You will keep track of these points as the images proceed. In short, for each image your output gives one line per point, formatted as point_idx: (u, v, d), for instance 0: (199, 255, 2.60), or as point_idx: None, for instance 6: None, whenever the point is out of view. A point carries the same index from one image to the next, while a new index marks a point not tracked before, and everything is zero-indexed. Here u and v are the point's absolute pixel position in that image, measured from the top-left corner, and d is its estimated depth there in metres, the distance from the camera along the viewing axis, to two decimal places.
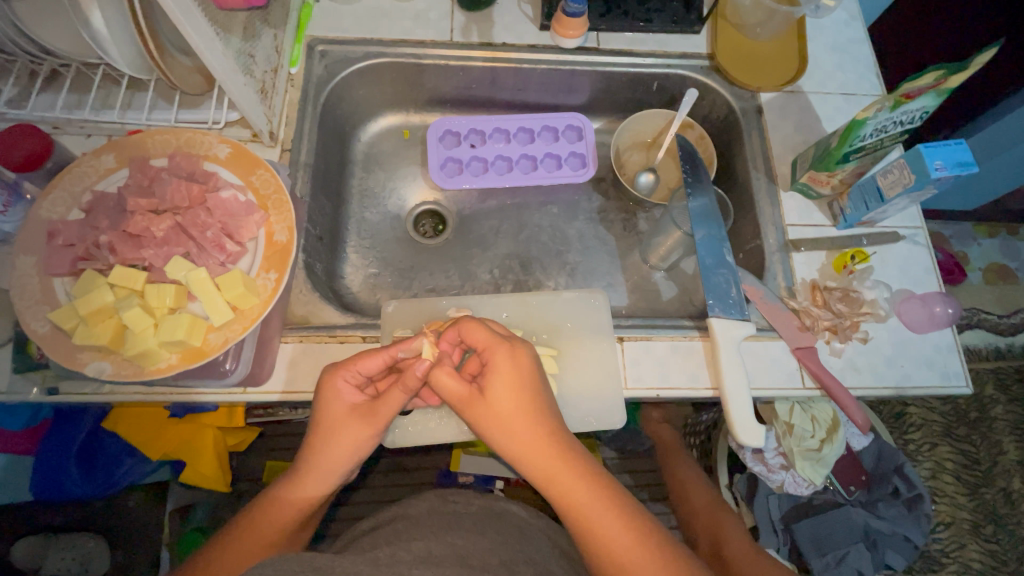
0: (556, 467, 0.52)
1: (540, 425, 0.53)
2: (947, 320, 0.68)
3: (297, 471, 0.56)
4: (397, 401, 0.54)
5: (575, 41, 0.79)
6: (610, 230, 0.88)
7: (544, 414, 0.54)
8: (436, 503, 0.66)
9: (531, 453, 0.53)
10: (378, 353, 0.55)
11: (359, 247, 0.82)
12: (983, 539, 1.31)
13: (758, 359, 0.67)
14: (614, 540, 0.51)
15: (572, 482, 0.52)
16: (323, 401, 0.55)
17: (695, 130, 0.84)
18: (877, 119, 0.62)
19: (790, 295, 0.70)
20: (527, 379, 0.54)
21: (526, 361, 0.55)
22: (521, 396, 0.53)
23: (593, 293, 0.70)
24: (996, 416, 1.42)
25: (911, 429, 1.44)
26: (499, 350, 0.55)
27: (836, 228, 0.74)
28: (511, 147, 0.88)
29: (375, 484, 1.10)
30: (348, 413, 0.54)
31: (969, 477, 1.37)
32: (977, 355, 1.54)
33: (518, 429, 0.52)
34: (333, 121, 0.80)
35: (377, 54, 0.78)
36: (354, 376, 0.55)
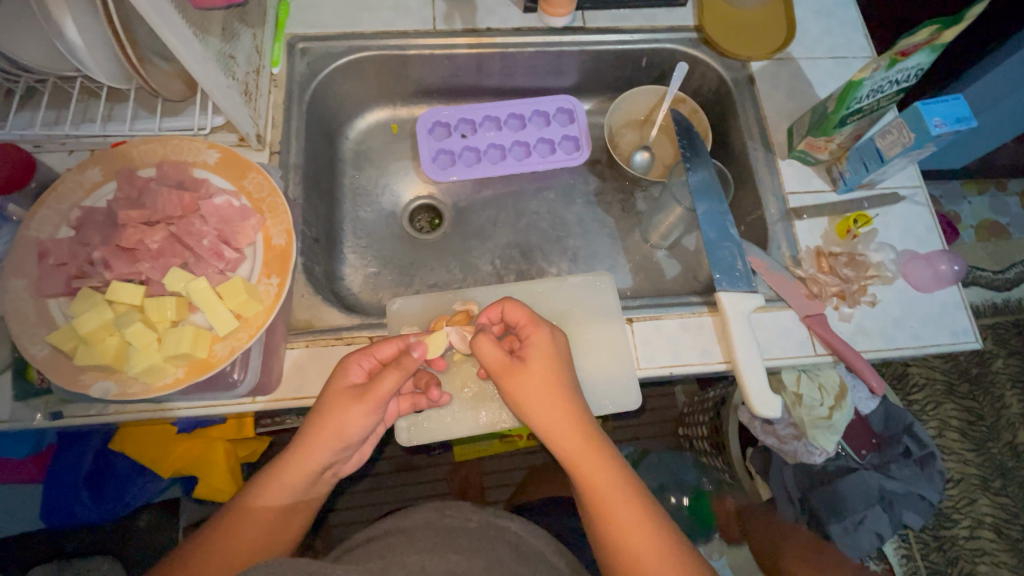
0: (580, 440, 0.52)
1: (569, 401, 0.53)
2: (954, 277, 0.68)
3: (289, 461, 0.54)
4: (391, 380, 0.53)
5: (563, 20, 0.79)
6: (608, 212, 0.87)
7: (571, 389, 0.54)
8: (434, 516, 0.64)
9: (555, 426, 0.53)
10: (391, 342, 0.60)
11: (356, 247, 0.80)
12: (992, 492, 1.34)
13: (767, 329, 0.67)
14: (625, 517, 0.50)
15: (595, 458, 0.52)
16: (337, 388, 0.55)
17: (687, 104, 0.82)
18: (873, 79, 0.61)
19: (795, 264, 0.70)
20: (559, 359, 0.55)
21: (560, 344, 0.57)
22: (554, 372, 0.54)
23: (598, 275, 0.69)
24: (998, 369, 1.44)
25: (914, 389, 1.45)
26: (538, 330, 0.56)
27: (836, 192, 0.74)
28: (503, 135, 0.86)
29: (387, 485, 1.13)
30: (347, 392, 0.54)
31: (976, 433, 1.39)
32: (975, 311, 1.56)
33: (546, 404, 0.53)
34: (320, 119, 0.78)
35: (359, 47, 0.77)
36: (366, 362, 0.58)
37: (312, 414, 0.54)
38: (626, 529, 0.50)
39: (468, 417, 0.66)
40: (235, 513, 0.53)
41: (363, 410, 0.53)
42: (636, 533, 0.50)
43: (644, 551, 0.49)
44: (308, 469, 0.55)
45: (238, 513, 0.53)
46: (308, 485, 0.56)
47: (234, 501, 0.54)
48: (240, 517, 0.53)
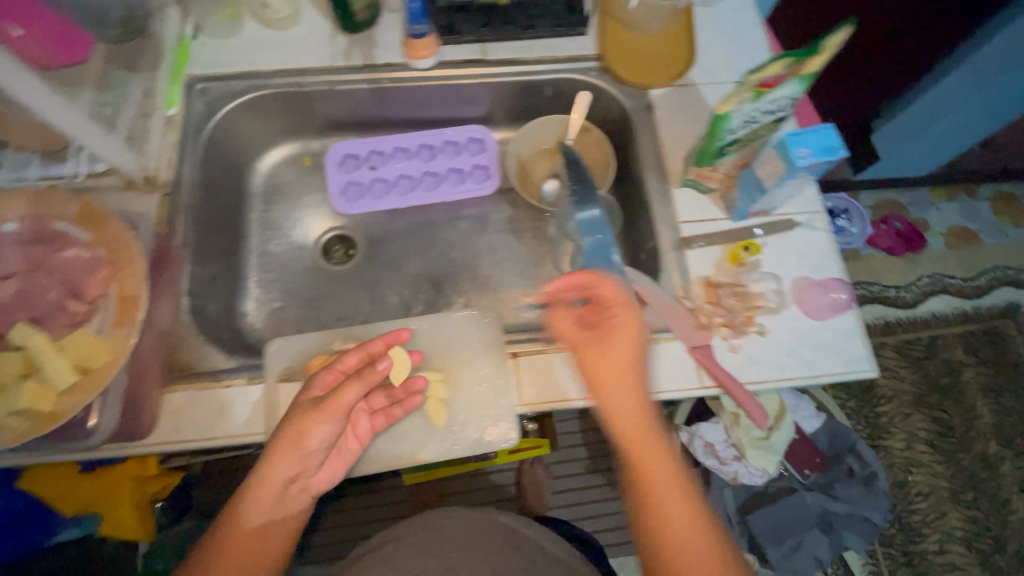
0: (638, 438, 0.55)
1: (634, 390, 0.56)
2: (846, 304, 0.67)
3: (257, 478, 0.55)
4: (352, 391, 0.54)
5: (429, 62, 0.79)
6: (521, 239, 0.87)
7: (642, 379, 0.57)
8: (426, 519, 0.82)
9: (642, 425, 0.56)
10: (354, 350, 0.60)
11: (262, 282, 0.80)
12: (962, 506, 1.37)
13: (654, 361, 0.66)
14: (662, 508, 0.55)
15: (648, 453, 0.55)
16: (295, 398, 0.57)
17: (592, 134, 0.84)
18: (741, 111, 0.60)
19: (686, 294, 0.69)
20: (638, 350, 0.57)
21: (636, 336, 0.57)
22: (631, 376, 0.56)
23: (483, 311, 0.69)
24: (967, 381, 1.47)
25: (881, 401, 1.45)
26: (624, 313, 0.58)
27: (730, 220, 0.72)
28: (413, 165, 0.86)
29: (349, 509, 1.25)
30: (305, 403, 0.55)
31: (943, 444, 1.42)
32: (946, 320, 1.52)
33: (624, 388, 0.56)
34: (225, 157, 0.79)
35: (259, 86, 0.77)
36: (329, 375, 0.58)
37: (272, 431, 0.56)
38: (665, 517, 0.55)
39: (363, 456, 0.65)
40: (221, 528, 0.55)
41: (321, 422, 0.54)
42: (673, 521, 0.54)
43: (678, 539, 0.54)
44: (273, 482, 0.56)
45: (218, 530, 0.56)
46: (278, 499, 0.57)
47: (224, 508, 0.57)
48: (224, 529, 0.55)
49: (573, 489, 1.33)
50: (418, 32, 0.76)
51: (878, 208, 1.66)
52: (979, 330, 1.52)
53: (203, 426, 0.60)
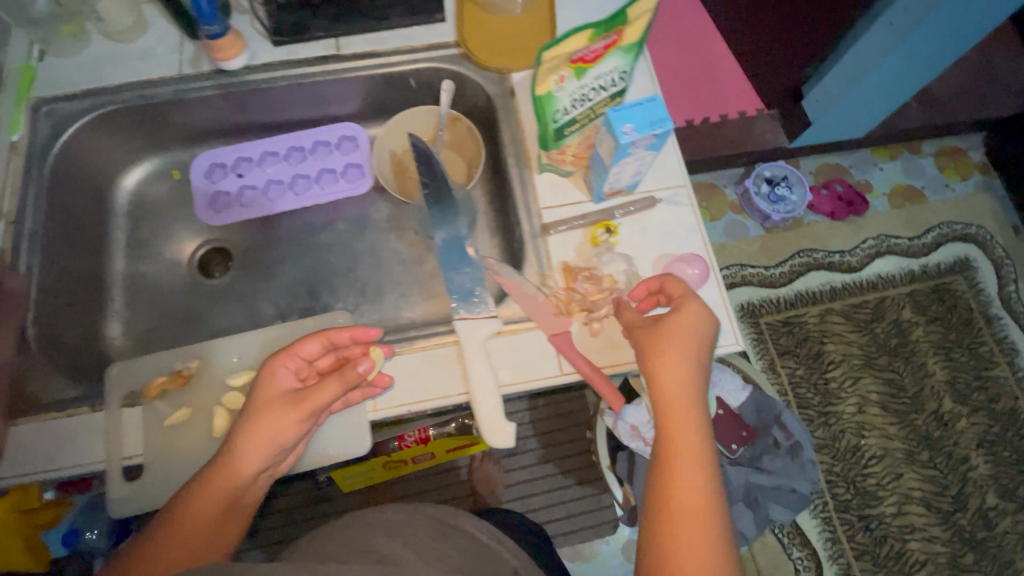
0: (679, 405, 0.55)
1: (688, 367, 0.56)
2: (702, 279, 0.66)
3: (219, 465, 0.54)
4: (330, 390, 0.55)
5: (241, 61, 0.75)
6: (401, 238, 0.85)
7: (698, 361, 0.56)
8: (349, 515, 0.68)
9: (677, 396, 0.55)
10: (315, 338, 0.60)
11: (131, 303, 0.79)
12: (919, 466, 1.36)
13: (513, 352, 0.65)
14: (688, 479, 0.52)
15: (685, 421, 0.54)
16: (265, 382, 0.57)
17: (461, 123, 0.81)
18: (566, 90, 0.58)
19: (545, 281, 0.68)
20: (705, 333, 0.58)
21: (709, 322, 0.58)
22: (695, 352, 0.57)
23: (335, 313, 0.70)
24: (918, 339, 1.46)
25: (830, 367, 1.43)
26: (692, 302, 0.59)
27: (592, 202, 0.71)
28: (284, 169, 0.85)
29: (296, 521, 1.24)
30: (279, 397, 0.55)
31: (892, 406, 1.41)
32: (892, 280, 1.51)
33: (675, 363, 0.56)
34: (81, 178, 0.77)
35: (105, 102, 0.75)
36: (291, 364, 0.58)
37: (240, 422, 0.55)
38: (677, 489, 0.51)
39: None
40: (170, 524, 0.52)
41: (297, 417, 0.54)
42: (684, 492, 0.51)
43: (684, 512, 0.50)
44: (235, 476, 0.54)
45: (167, 523, 0.52)
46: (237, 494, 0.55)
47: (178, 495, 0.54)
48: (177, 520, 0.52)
49: (522, 481, 1.32)
50: (216, 32, 0.70)
51: (818, 175, 1.60)
52: (928, 288, 1.50)
53: (46, 455, 0.59)
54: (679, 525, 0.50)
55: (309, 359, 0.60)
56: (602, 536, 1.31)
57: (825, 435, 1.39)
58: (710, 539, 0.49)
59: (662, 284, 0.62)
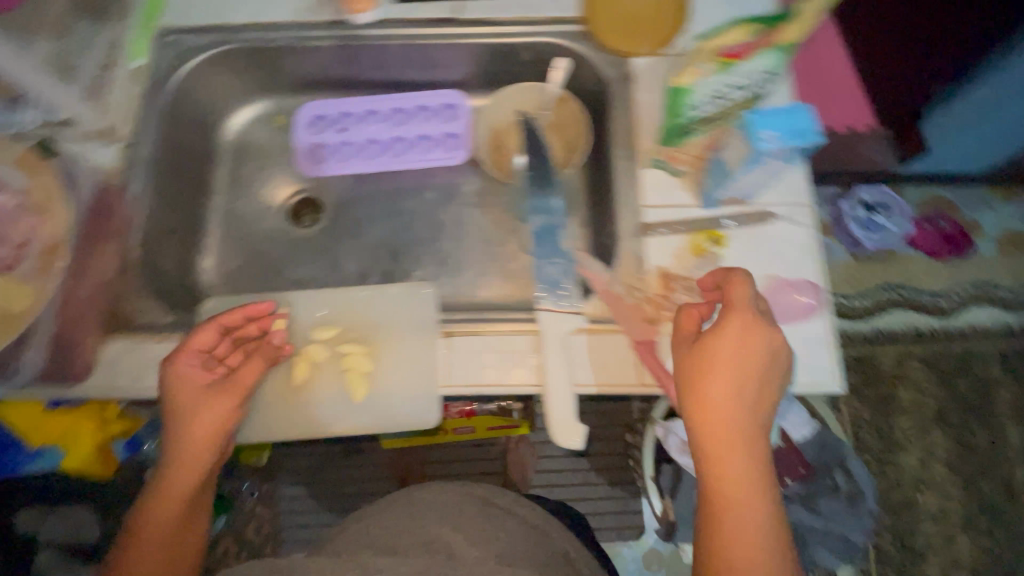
0: (730, 432, 0.50)
1: (740, 393, 0.51)
2: (813, 308, 0.62)
3: (173, 471, 0.56)
4: (254, 368, 0.61)
5: (370, 15, 0.76)
6: (487, 214, 0.83)
7: (750, 382, 0.51)
8: (404, 497, 0.74)
9: (724, 413, 0.51)
10: (210, 327, 0.59)
11: (225, 240, 0.81)
12: (977, 534, 1.26)
13: (593, 352, 0.61)
14: (739, 494, 0.49)
15: (733, 450, 0.50)
16: (176, 387, 0.57)
17: (570, 104, 0.78)
18: (706, 84, 0.54)
19: (638, 285, 0.64)
20: (758, 350, 0.52)
21: (766, 337, 0.52)
22: (746, 371, 0.51)
23: (420, 286, 0.66)
24: (999, 400, 1.33)
25: (903, 416, 1.32)
26: (735, 314, 0.53)
27: (701, 206, 0.66)
28: (383, 130, 0.84)
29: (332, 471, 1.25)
30: (202, 392, 0.57)
31: (959, 464, 1.30)
32: (983, 332, 1.37)
33: (726, 391, 0.51)
34: (192, 112, 0.79)
35: (226, 40, 0.76)
36: (194, 359, 0.58)
37: (175, 425, 0.56)
38: (728, 503, 0.50)
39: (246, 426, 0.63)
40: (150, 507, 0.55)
41: (236, 399, 0.59)
42: (737, 510, 0.49)
43: (738, 525, 0.49)
44: (190, 474, 0.56)
45: (141, 526, 0.55)
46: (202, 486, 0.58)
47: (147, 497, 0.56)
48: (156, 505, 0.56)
49: (551, 470, 1.30)
50: None
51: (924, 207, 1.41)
52: (1013, 347, 1.36)
53: (134, 377, 0.61)
54: (738, 541, 0.48)
55: (208, 351, 0.60)
56: (623, 539, 1.27)
57: (879, 483, 1.29)
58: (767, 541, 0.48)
59: (727, 282, 0.56)
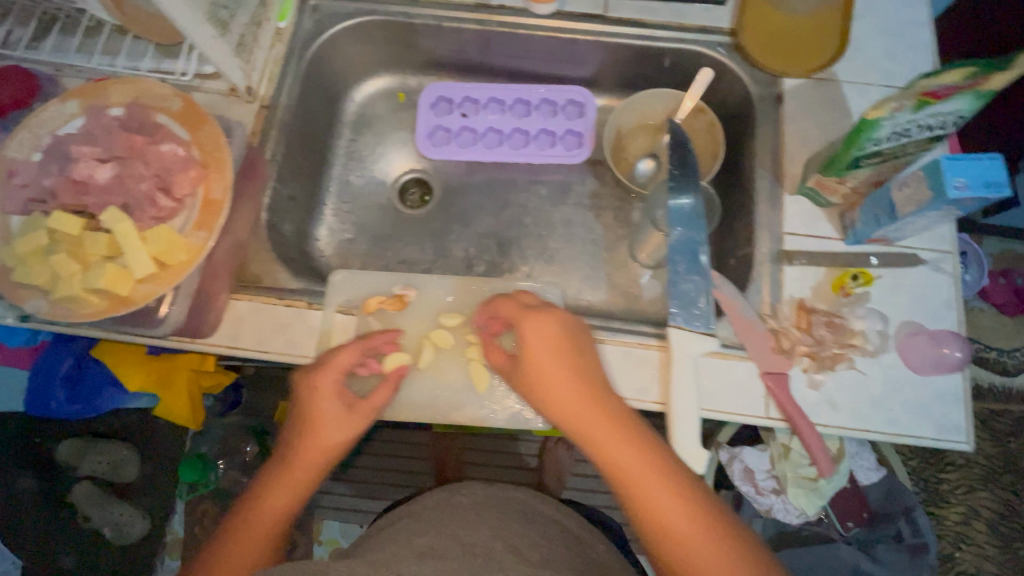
0: (574, 419, 0.52)
1: (575, 388, 0.52)
2: (957, 364, 0.59)
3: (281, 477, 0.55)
4: (380, 395, 0.58)
5: (549, 7, 0.73)
6: (599, 218, 0.82)
7: (586, 377, 0.53)
8: (444, 497, 0.70)
9: (603, 428, 0.51)
10: (352, 350, 0.56)
11: (338, 210, 0.82)
12: None
13: (720, 377, 0.61)
14: (658, 490, 0.48)
15: (614, 441, 0.50)
16: (308, 394, 0.55)
17: (705, 116, 0.76)
18: (894, 120, 0.52)
19: (771, 313, 0.63)
20: (569, 347, 0.54)
21: (556, 333, 0.54)
22: (587, 386, 0.53)
23: (547, 287, 0.69)
24: None
25: (949, 471, 1.19)
26: (529, 318, 0.55)
27: (844, 242, 0.65)
28: (505, 120, 0.83)
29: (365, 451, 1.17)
30: (335, 408, 0.55)
31: (1005, 529, 1.15)
32: None
33: (557, 390, 0.52)
34: (323, 79, 0.79)
35: (369, 11, 0.75)
36: (331, 376, 0.56)
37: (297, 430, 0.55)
38: (669, 519, 0.48)
39: None
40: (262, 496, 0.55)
41: (357, 417, 0.56)
42: (676, 523, 0.48)
43: (688, 537, 0.47)
44: (301, 477, 0.55)
45: (240, 519, 0.54)
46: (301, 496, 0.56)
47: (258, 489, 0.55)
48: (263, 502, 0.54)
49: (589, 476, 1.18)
50: None
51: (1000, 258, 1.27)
52: None
53: (262, 337, 0.62)
54: (689, 554, 0.47)
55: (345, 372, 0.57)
56: None
57: None
58: (716, 543, 0.47)
59: (495, 305, 0.60)
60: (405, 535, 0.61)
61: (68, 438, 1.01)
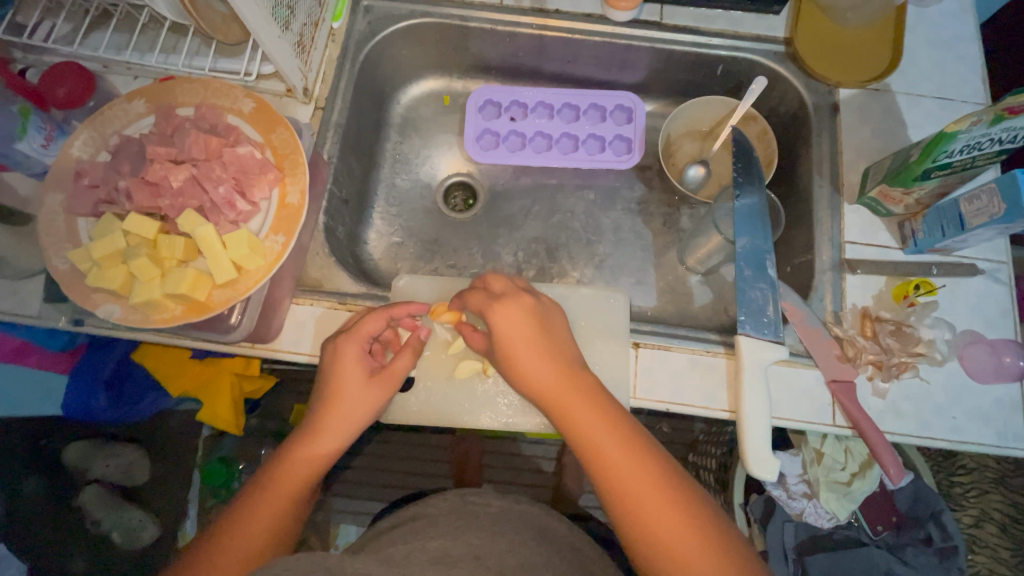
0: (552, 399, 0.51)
1: (546, 366, 0.52)
2: (1018, 372, 0.59)
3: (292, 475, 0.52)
4: (405, 359, 0.56)
5: (628, 14, 0.73)
6: (648, 224, 0.82)
7: (552, 357, 0.53)
8: (456, 502, 0.61)
9: (564, 399, 0.51)
10: (379, 316, 0.56)
11: (385, 213, 0.81)
12: None
13: (787, 385, 0.61)
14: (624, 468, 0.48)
15: (587, 425, 0.50)
16: (340, 362, 0.54)
17: (757, 124, 0.76)
18: (971, 134, 0.53)
19: (835, 321, 0.63)
20: (536, 330, 0.54)
21: (533, 316, 0.55)
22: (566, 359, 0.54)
23: (613, 291, 0.67)
24: None
25: (956, 471, 1.07)
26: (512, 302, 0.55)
27: (903, 251, 0.66)
28: (554, 124, 0.83)
29: (385, 454, 1.12)
30: (360, 368, 0.54)
31: (1017, 531, 1.02)
32: None
33: (530, 367, 0.52)
34: (372, 80, 0.78)
35: (423, 12, 0.75)
36: (362, 342, 0.55)
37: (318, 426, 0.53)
38: (636, 491, 0.47)
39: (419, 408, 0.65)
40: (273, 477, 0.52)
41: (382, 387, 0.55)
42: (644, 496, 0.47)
43: (652, 507, 0.47)
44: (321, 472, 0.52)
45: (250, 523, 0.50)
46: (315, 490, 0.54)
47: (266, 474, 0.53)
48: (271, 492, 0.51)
49: None
50: None
51: None
52: None
53: (326, 343, 0.62)
54: (656, 526, 0.46)
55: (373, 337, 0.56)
56: None
57: None
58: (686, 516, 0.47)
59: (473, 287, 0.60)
60: (421, 535, 0.54)
61: (75, 442, 0.97)
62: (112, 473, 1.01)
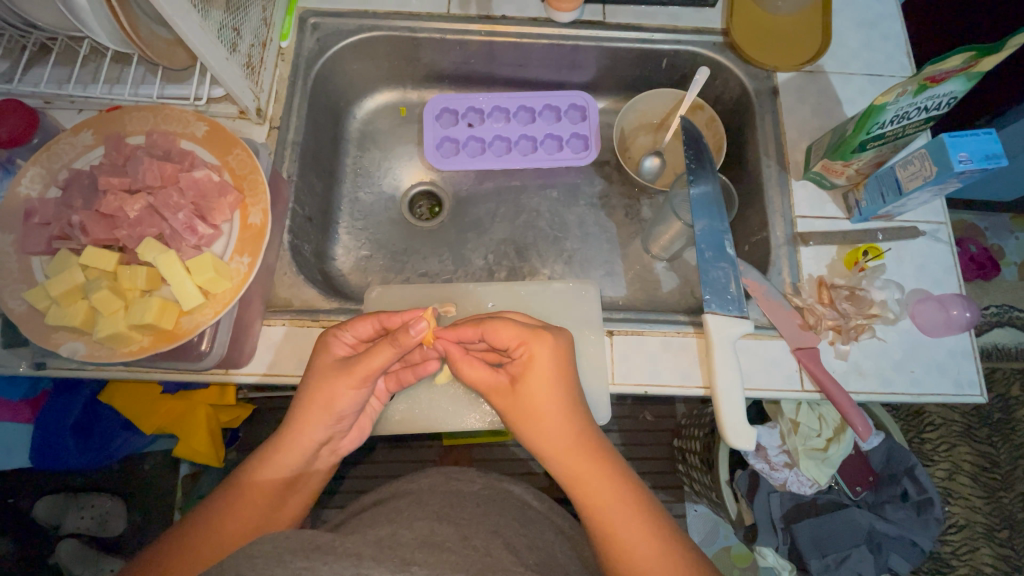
0: (540, 408, 0.49)
1: (554, 385, 0.50)
2: (966, 323, 0.63)
3: (256, 475, 0.52)
4: (384, 355, 0.51)
5: (571, 15, 0.76)
6: (611, 216, 0.84)
7: (562, 385, 0.50)
8: (439, 480, 0.62)
9: (545, 416, 0.49)
10: (369, 319, 0.55)
11: (351, 228, 0.81)
12: (998, 544, 1.00)
13: (755, 357, 0.64)
14: (594, 478, 0.48)
15: (568, 438, 0.49)
16: (316, 359, 0.54)
17: (705, 112, 0.79)
18: (898, 104, 0.57)
19: (794, 292, 0.67)
20: (560, 371, 0.51)
21: (562, 355, 0.51)
22: (554, 372, 0.50)
23: (584, 284, 0.69)
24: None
25: (925, 428, 1.11)
26: (536, 341, 0.51)
27: (850, 221, 0.70)
28: (511, 128, 0.84)
29: (371, 474, 1.10)
30: (332, 367, 0.52)
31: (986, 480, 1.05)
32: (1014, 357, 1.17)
33: (531, 385, 0.50)
34: (326, 95, 0.78)
35: (371, 26, 0.76)
36: (348, 338, 0.55)
37: (291, 433, 0.52)
38: (604, 507, 0.47)
39: (407, 415, 0.65)
40: (233, 491, 0.51)
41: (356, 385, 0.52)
42: (606, 505, 0.47)
43: (618, 520, 0.47)
44: (301, 446, 0.53)
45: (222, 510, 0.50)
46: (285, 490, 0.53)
47: (228, 487, 0.51)
48: (235, 503, 0.50)
49: None
50: None
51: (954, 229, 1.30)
52: None
53: (299, 361, 0.61)
54: (617, 537, 0.46)
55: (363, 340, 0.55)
56: None
57: None
58: (646, 527, 0.47)
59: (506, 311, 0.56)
60: (407, 515, 0.52)
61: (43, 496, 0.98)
62: (88, 525, 1.00)
